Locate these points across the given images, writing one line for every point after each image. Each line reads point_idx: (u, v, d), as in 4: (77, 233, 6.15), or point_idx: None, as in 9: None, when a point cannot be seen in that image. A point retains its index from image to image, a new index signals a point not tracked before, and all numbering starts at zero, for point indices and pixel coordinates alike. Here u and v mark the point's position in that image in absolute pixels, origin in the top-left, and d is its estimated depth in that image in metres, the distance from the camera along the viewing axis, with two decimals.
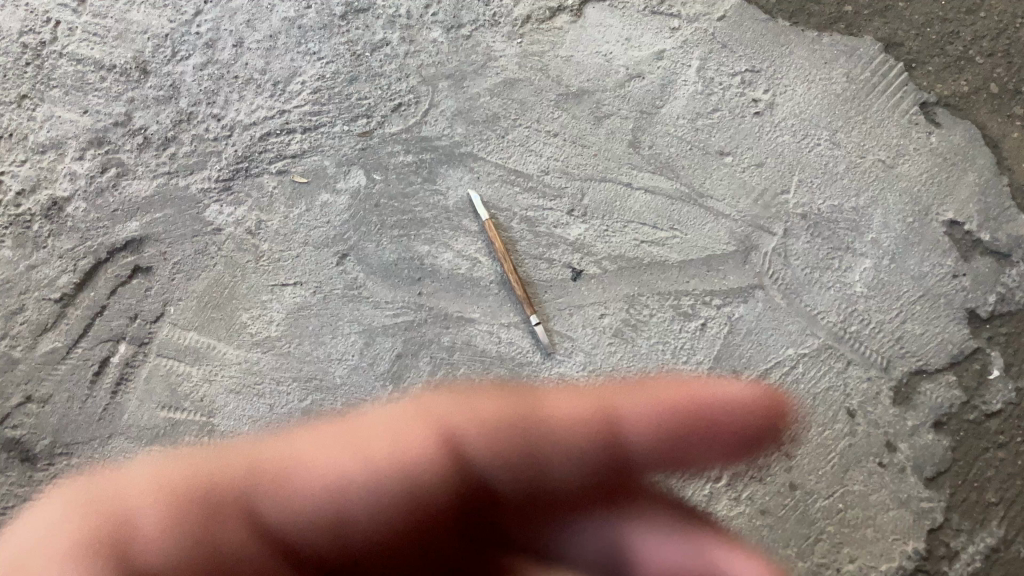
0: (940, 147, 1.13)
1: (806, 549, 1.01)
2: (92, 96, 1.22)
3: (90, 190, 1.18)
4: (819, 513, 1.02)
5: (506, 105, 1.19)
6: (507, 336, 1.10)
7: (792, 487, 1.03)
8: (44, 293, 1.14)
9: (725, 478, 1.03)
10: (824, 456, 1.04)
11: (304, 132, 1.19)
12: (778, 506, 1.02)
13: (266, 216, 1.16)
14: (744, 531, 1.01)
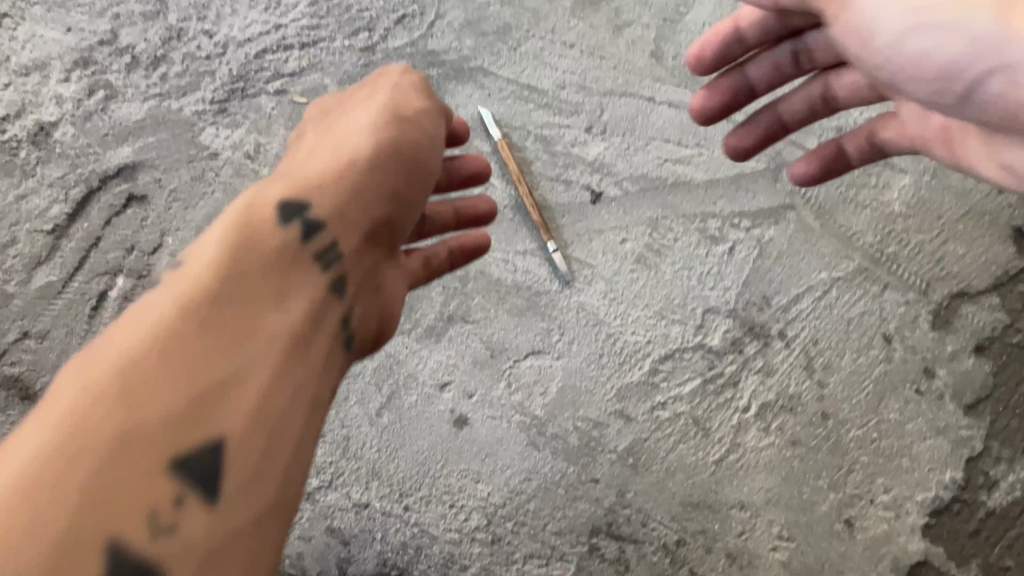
0: None
1: (840, 480, 0.96)
2: (75, 13, 1.13)
3: (78, 114, 1.11)
4: (852, 443, 0.97)
5: (518, 15, 1.11)
6: (523, 264, 1.04)
7: (824, 416, 0.98)
8: (34, 224, 1.07)
9: (754, 409, 0.98)
10: (859, 383, 0.98)
11: (302, 47, 1.12)
12: (810, 437, 0.97)
13: (265, 139, 1.10)
14: (774, 463, 0.96)
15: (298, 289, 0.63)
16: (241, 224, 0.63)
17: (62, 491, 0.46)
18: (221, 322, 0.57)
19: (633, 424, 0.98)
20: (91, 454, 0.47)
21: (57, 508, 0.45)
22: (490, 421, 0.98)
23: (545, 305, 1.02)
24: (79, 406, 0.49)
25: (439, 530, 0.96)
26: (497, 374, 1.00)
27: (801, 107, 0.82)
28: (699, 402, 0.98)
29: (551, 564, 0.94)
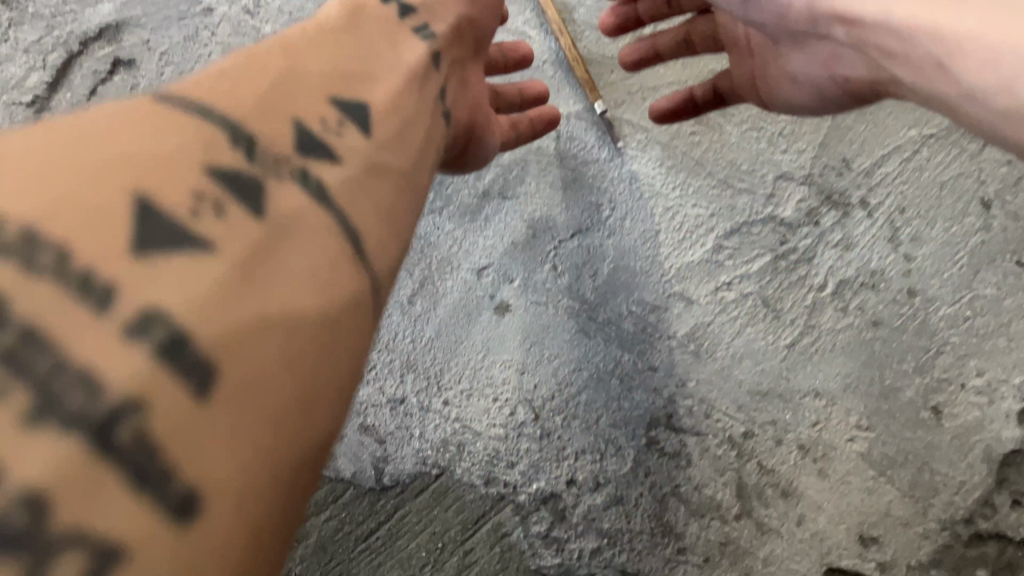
0: None
1: (927, 363, 0.86)
2: None
3: None
4: (942, 323, 0.86)
5: None
6: (567, 129, 0.93)
7: (911, 292, 0.87)
8: (9, 94, 0.93)
9: (830, 286, 0.88)
10: (951, 256, 0.87)
11: None
12: (894, 316, 0.87)
13: None
14: (853, 346, 0.86)
15: (407, 43, 0.62)
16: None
17: (235, 83, 0.47)
18: (345, 37, 0.57)
19: (694, 307, 0.88)
20: (255, 71, 0.48)
21: (224, 94, 0.45)
22: (534, 308, 0.89)
23: (592, 177, 0.92)
24: (234, 57, 0.49)
25: (483, 425, 0.86)
26: (542, 255, 0.90)
27: (674, 41, 0.87)
28: (768, 281, 0.88)
29: (607, 458, 0.85)
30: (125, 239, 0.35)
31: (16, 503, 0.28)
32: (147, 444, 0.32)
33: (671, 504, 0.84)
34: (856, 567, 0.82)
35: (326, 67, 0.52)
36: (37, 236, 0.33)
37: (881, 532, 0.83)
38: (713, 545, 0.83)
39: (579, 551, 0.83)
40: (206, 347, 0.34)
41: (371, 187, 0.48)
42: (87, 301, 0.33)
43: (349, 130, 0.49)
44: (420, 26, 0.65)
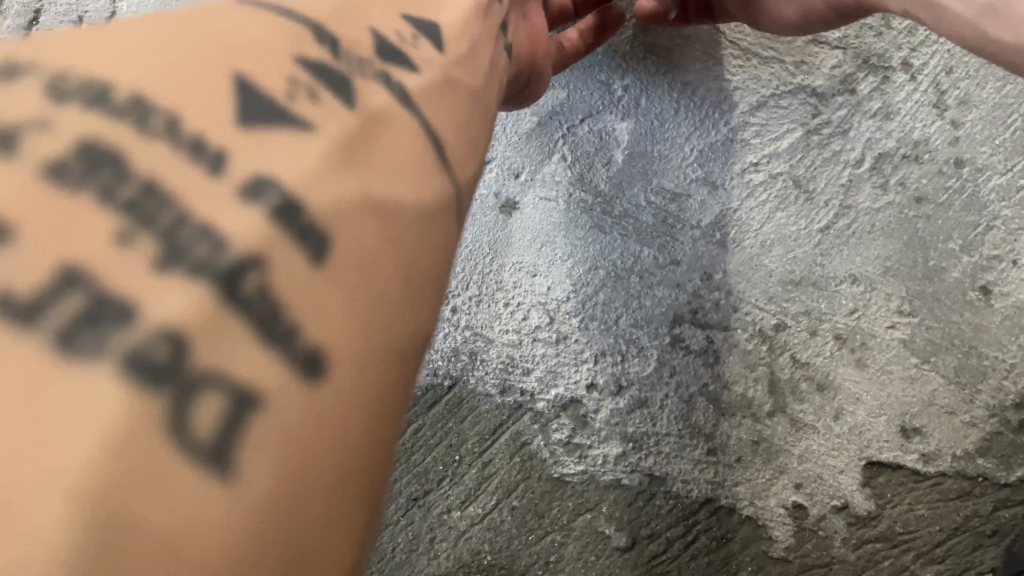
0: None
1: (976, 240, 0.78)
2: None
3: None
4: (993, 196, 0.79)
5: None
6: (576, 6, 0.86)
7: (958, 164, 0.79)
8: None
9: (868, 162, 0.80)
10: (1003, 119, 0.80)
11: None
12: (940, 191, 0.79)
13: None
14: (893, 225, 0.79)
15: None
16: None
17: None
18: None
19: (720, 193, 0.81)
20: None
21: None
22: (543, 204, 0.82)
23: (604, 54, 0.85)
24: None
25: (495, 332, 0.81)
26: (549, 145, 0.83)
27: None
28: (800, 158, 0.81)
29: (629, 360, 0.79)
30: (231, 107, 0.36)
31: (157, 341, 0.28)
32: (270, 299, 0.32)
33: (699, 404, 0.78)
34: (897, 460, 0.77)
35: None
36: (150, 101, 0.34)
37: (924, 422, 0.77)
38: (746, 445, 0.77)
39: (603, 457, 0.78)
40: (320, 211, 0.35)
41: (441, 104, 0.46)
42: (201, 162, 0.33)
43: (421, 47, 0.49)
44: None
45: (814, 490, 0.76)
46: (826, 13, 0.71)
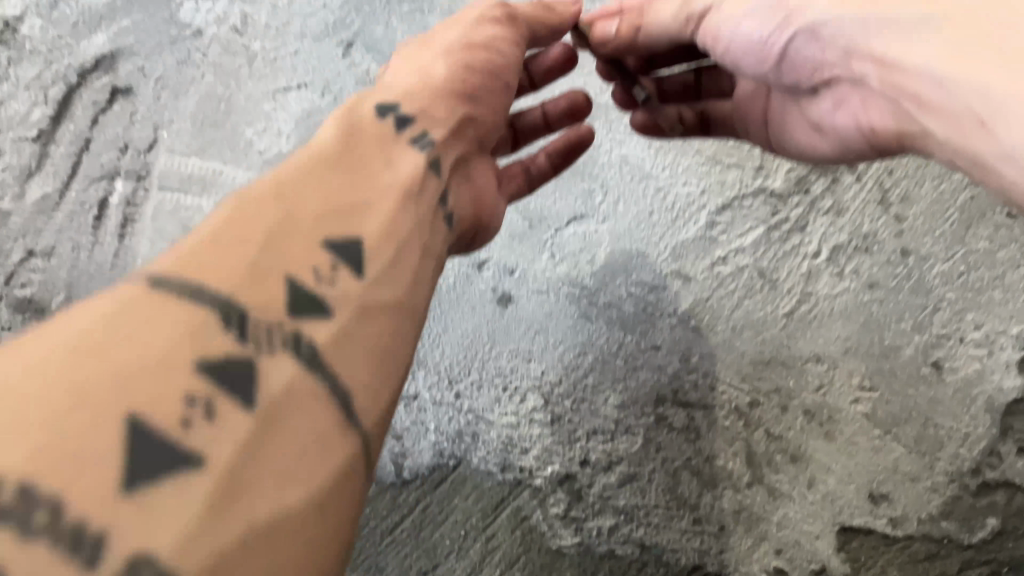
0: None
1: (926, 321, 0.87)
2: None
3: (44, 4, 1.00)
4: (938, 280, 0.88)
5: None
6: None
7: (904, 253, 0.89)
8: (17, 131, 0.97)
9: (824, 253, 0.89)
10: (943, 213, 0.89)
11: None
12: (890, 277, 0.88)
13: (252, 9, 0.98)
14: (849, 309, 0.88)
15: (402, 159, 0.58)
16: (342, 110, 0.59)
17: (219, 255, 0.42)
18: (338, 167, 0.52)
19: (692, 284, 0.90)
20: (246, 223, 0.44)
21: (212, 269, 0.40)
22: (536, 297, 0.92)
23: (585, 164, 0.95)
24: (222, 214, 0.44)
25: (496, 415, 0.89)
26: (539, 245, 0.93)
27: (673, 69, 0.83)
28: (763, 252, 0.90)
29: (617, 438, 0.87)
30: (117, 466, 0.32)
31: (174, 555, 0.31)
32: None
33: (684, 477, 0.85)
34: (867, 524, 0.83)
35: (311, 207, 0.47)
36: (37, 488, 0.30)
37: (890, 489, 0.84)
38: (728, 513, 0.84)
39: (597, 528, 0.85)
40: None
41: (371, 337, 0.45)
42: (78, 557, 0.30)
43: (346, 275, 0.46)
44: (418, 135, 0.61)
45: (793, 555, 0.83)
46: (867, 151, 0.68)
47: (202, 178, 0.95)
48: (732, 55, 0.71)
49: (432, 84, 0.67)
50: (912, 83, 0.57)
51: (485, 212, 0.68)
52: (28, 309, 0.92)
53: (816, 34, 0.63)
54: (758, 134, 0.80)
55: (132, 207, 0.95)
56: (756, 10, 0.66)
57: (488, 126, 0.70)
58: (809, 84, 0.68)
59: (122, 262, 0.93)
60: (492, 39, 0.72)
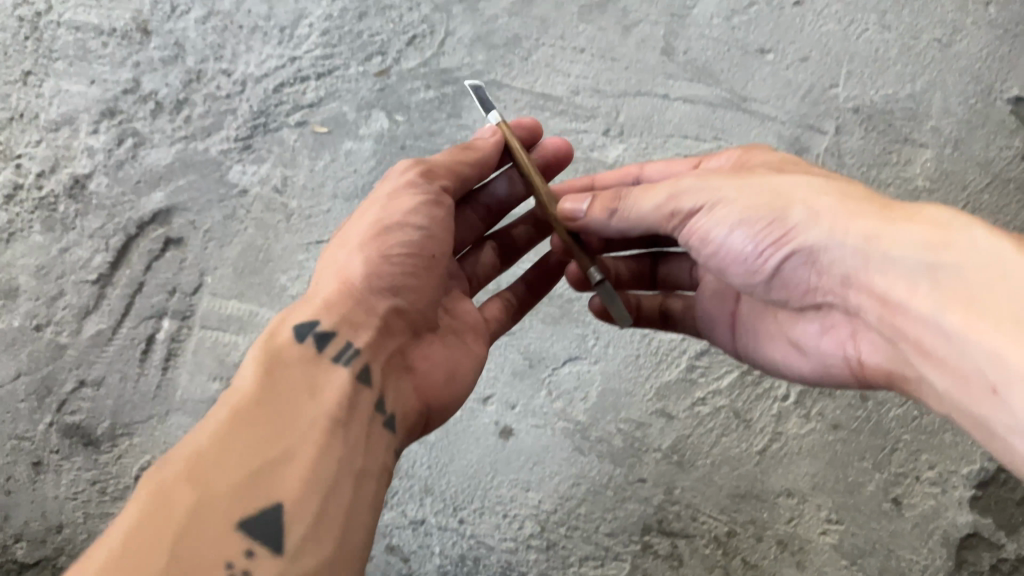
0: (999, 18, 1.11)
1: (884, 460, 0.97)
2: (97, 65, 1.16)
3: (110, 164, 1.14)
4: (894, 423, 0.98)
5: (528, 25, 1.14)
6: None
7: (864, 398, 0.99)
8: (79, 275, 1.10)
9: (793, 396, 1.00)
10: None
11: (319, 78, 1.15)
12: (852, 419, 0.99)
13: (291, 172, 1.13)
14: (815, 448, 0.98)
15: (328, 384, 0.66)
16: (264, 347, 0.66)
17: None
18: (255, 424, 0.59)
19: (675, 422, 1.00)
20: (157, 529, 0.52)
21: None
22: (535, 430, 1.01)
23: (578, 312, 1.04)
24: (135, 514, 0.52)
25: (495, 539, 0.98)
26: (538, 383, 1.03)
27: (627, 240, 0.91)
28: (738, 394, 1.01)
29: (606, 564, 0.96)
30: None
31: None
32: None
33: None
34: None
35: (225, 485, 0.55)
36: None
37: None
38: None
39: None
40: None
41: None
42: None
43: (259, 550, 0.54)
44: (341, 350, 0.68)
45: None
46: (850, 378, 0.73)
47: (240, 317, 1.08)
48: (719, 258, 0.73)
49: (348, 289, 0.73)
50: (912, 325, 0.61)
51: (437, 392, 0.77)
52: (77, 434, 1.05)
53: (815, 257, 0.67)
54: (725, 339, 0.86)
55: (176, 342, 1.08)
56: (749, 228, 0.69)
57: (415, 307, 0.76)
58: (799, 302, 0.73)
59: (164, 392, 1.06)
60: (405, 213, 0.77)
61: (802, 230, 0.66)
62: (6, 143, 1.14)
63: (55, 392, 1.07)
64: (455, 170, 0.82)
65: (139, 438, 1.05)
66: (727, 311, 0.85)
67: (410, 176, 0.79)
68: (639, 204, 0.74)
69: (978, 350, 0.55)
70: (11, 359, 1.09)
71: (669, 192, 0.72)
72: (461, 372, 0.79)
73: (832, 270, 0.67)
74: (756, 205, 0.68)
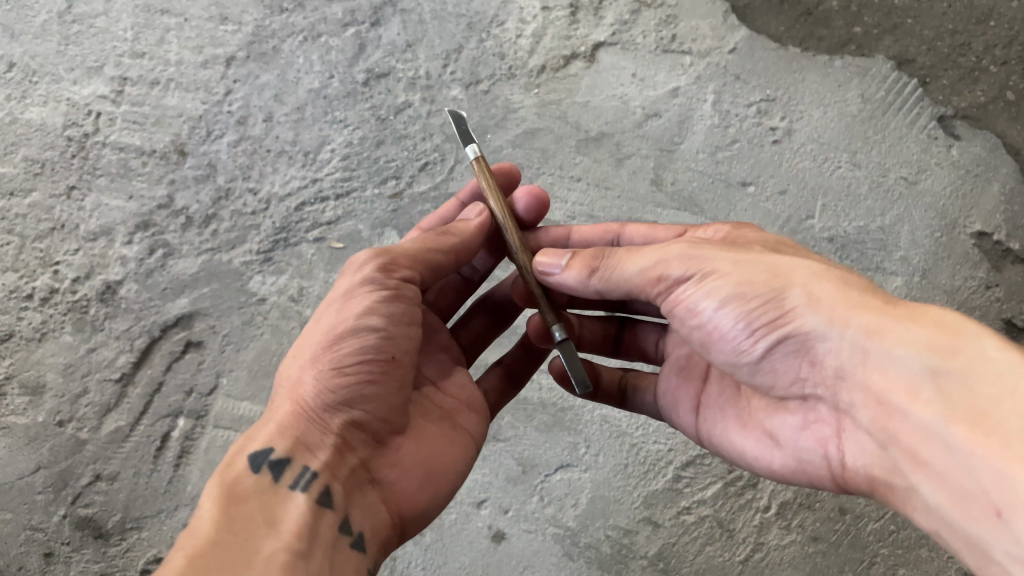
0: (961, 160, 1.22)
1: (863, 572, 1.03)
2: (136, 182, 1.27)
3: (140, 272, 1.23)
4: (871, 536, 1.04)
5: (529, 155, 1.25)
6: (547, 382, 1.12)
7: (841, 511, 1.05)
8: (103, 373, 1.18)
9: (774, 508, 1.05)
10: None
11: (337, 198, 1.25)
12: (830, 532, 1.04)
13: (307, 283, 1.22)
14: (796, 559, 1.03)
15: (285, 513, 0.68)
16: (220, 483, 0.69)
17: None
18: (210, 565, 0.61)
19: (661, 530, 1.05)
20: None
21: None
22: (526, 535, 1.06)
23: (571, 420, 1.10)
24: None
25: None
26: (530, 489, 1.07)
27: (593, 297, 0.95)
28: (722, 504, 1.06)
29: None
30: None
31: None
32: None
33: None
34: None
35: None
36: None
37: None
38: None
39: None
40: None
41: None
42: None
43: None
44: (297, 477, 0.71)
45: None
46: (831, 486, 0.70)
47: (251, 418, 1.16)
48: (706, 332, 0.72)
49: (302, 411, 0.75)
50: (909, 430, 0.60)
51: (407, 498, 0.79)
52: (89, 526, 1.11)
53: (810, 343, 0.67)
54: (687, 422, 0.87)
55: (189, 440, 1.15)
56: (741, 314, 0.68)
57: (375, 415, 0.77)
58: (784, 393, 0.72)
59: (175, 488, 1.13)
60: (357, 316, 0.75)
61: (800, 313, 0.66)
62: (46, 250, 1.24)
63: (71, 485, 1.14)
64: (419, 258, 0.82)
65: (148, 531, 1.11)
66: (692, 394, 0.86)
67: (368, 273, 0.78)
68: (629, 266, 0.75)
69: (984, 470, 0.54)
70: (32, 453, 1.15)
71: (659, 261, 0.73)
72: (437, 473, 0.81)
73: (826, 357, 0.66)
74: (754, 283, 0.68)
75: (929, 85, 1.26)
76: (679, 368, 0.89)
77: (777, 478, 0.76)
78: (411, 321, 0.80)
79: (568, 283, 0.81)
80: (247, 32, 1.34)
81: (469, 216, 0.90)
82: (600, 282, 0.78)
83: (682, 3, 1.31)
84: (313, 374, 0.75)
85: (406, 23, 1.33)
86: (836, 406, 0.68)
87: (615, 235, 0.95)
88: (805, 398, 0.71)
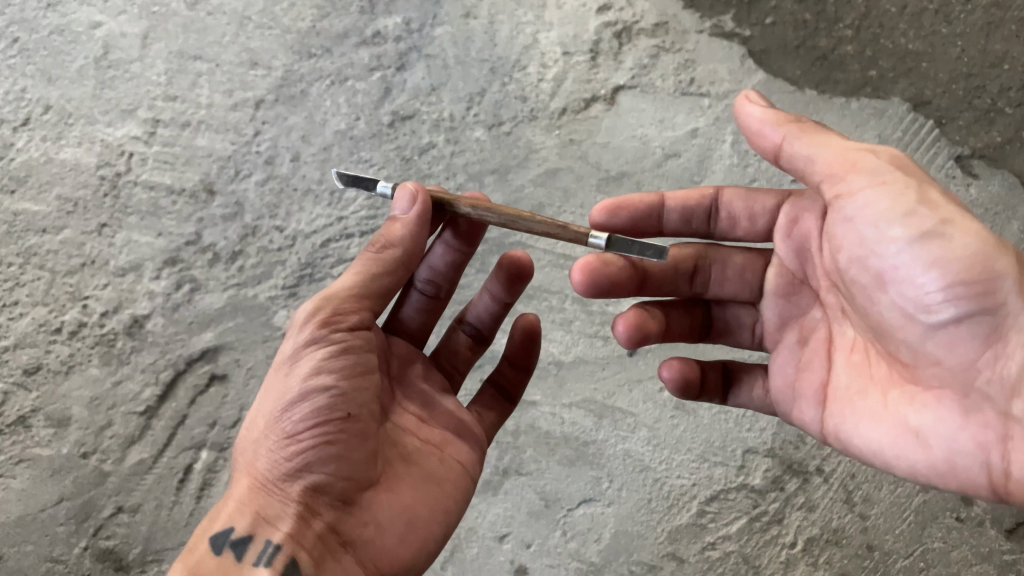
0: (980, 199, 1.23)
1: None
2: (165, 219, 1.29)
3: (167, 306, 1.24)
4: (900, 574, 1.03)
5: (551, 194, 1.28)
6: (569, 416, 1.11)
7: (870, 548, 1.04)
8: (128, 406, 1.19)
9: (801, 544, 1.04)
10: (900, 514, 1.04)
11: (362, 235, 1.28)
12: (858, 569, 1.03)
13: None
14: None
15: None
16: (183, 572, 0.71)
17: None
18: None
19: (686, 565, 1.05)
20: None
21: None
22: (548, 570, 1.06)
23: (593, 454, 1.09)
24: None
25: None
26: (554, 523, 1.07)
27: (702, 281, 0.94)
28: (747, 540, 1.05)
29: None
30: None
31: None
32: None
33: None
34: None
35: None
36: None
37: None
38: None
39: None
40: None
41: None
42: None
43: None
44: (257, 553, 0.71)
45: None
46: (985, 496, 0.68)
47: None
48: (889, 278, 0.72)
49: (260, 485, 0.74)
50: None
51: (387, 553, 0.76)
52: (110, 558, 1.12)
53: (998, 327, 0.67)
54: (811, 419, 0.84)
55: (212, 472, 1.16)
56: (938, 264, 0.68)
57: (338, 476, 0.74)
58: (922, 378, 0.71)
59: (196, 520, 1.14)
60: (303, 379, 0.74)
61: (1010, 288, 0.66)
62: (76, 286, 1.26)
63: (94, 517, 1.15)
64: (362, 295, 0.79)
65: (168, 564, 1.12)
66: (813, 389, 0.84)
67: (307, 335, 0.75)
68: (838, 143, 0.75)
69: None
70: (55, 484, 1.16)
71: (864, 152, 0.74)
72: (418, 522, 0.79)
73: (1016, 351, 0.66)
74: (964, 235, 0.68)
75: (945, 126, 1.28)
76: (797, 361, 0.87)
77: (914, 479, 0.72)
78: (365, 371, 0.78)
79: (762, 132, 0.79)
80: (276, 76, 1.38)
81: (401, 208, 0.81)
82: (788, 141, 0.77)
83: (700, 48, 1.34)
84: (269, 439, 0.75)
85: (430, 68, 1.36)
86: (1005, 412, 0.67)
87: (712, 199, 0.94)
88: (963, 394, 0.69)
